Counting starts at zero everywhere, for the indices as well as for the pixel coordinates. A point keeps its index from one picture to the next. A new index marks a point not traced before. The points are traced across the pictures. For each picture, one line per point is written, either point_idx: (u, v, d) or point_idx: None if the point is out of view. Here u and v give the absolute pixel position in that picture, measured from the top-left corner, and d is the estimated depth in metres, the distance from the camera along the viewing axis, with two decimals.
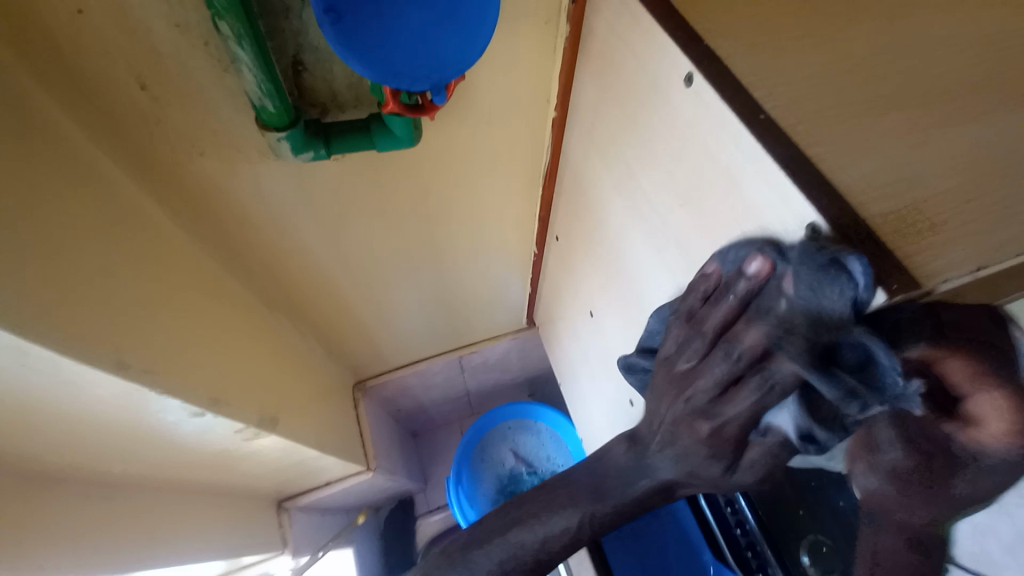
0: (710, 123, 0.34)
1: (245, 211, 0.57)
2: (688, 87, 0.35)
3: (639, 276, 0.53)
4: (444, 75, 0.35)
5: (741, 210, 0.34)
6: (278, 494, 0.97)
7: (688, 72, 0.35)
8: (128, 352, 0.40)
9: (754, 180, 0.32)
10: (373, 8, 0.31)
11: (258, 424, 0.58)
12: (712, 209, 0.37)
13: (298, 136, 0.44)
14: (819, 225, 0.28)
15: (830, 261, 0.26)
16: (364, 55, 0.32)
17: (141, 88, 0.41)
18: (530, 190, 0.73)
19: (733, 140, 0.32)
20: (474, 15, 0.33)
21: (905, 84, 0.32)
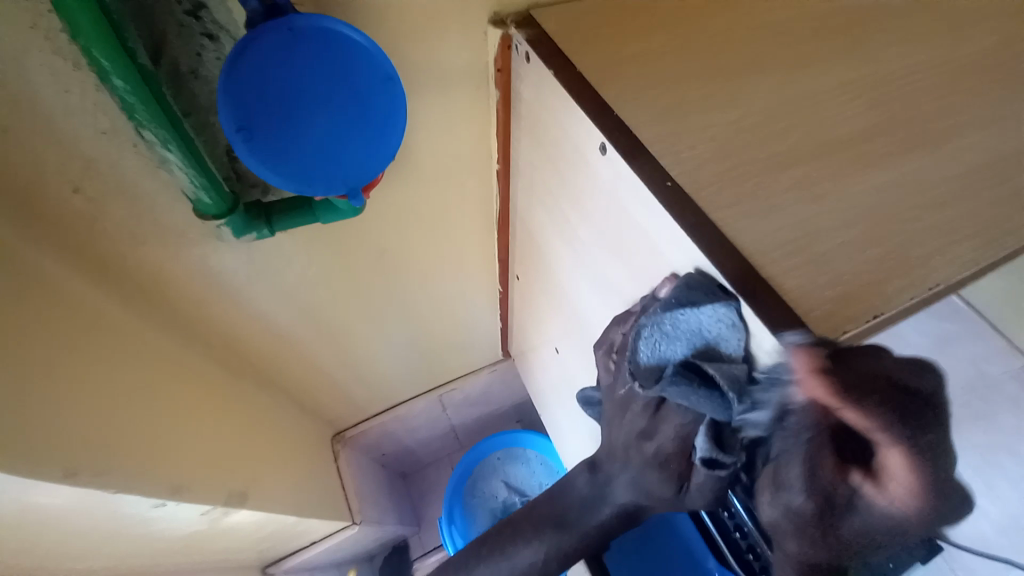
0: (626, 190, 0.36)
1: (200, 290, 0.57)
2: (603, 155, 0.37)
3: (589, 318, 0.55)
4: (358, 180, 0.37)
5: (660, 265, 0.37)
6: (261, 562, 0.94)
7: (601, 142, 0.37)
8: (80, 457, 0.39)
9: (666, 241, 0.34)
10: (284, 122, 0.32)
11: (227, 501, 0.57)
12: (639, 265, 0.40)
13: (239, 219, 0.44)
14: (705, 267, 0.32)
15: (715, 291, 0.31)
16: (279, 166, 0.33)
17: (74, 191, 0.41)
18: (487, 235, 0.75)
19: (646, 206, 0.35)
20: (384, 115, 0.35)
21: (791, 146, 0.36)
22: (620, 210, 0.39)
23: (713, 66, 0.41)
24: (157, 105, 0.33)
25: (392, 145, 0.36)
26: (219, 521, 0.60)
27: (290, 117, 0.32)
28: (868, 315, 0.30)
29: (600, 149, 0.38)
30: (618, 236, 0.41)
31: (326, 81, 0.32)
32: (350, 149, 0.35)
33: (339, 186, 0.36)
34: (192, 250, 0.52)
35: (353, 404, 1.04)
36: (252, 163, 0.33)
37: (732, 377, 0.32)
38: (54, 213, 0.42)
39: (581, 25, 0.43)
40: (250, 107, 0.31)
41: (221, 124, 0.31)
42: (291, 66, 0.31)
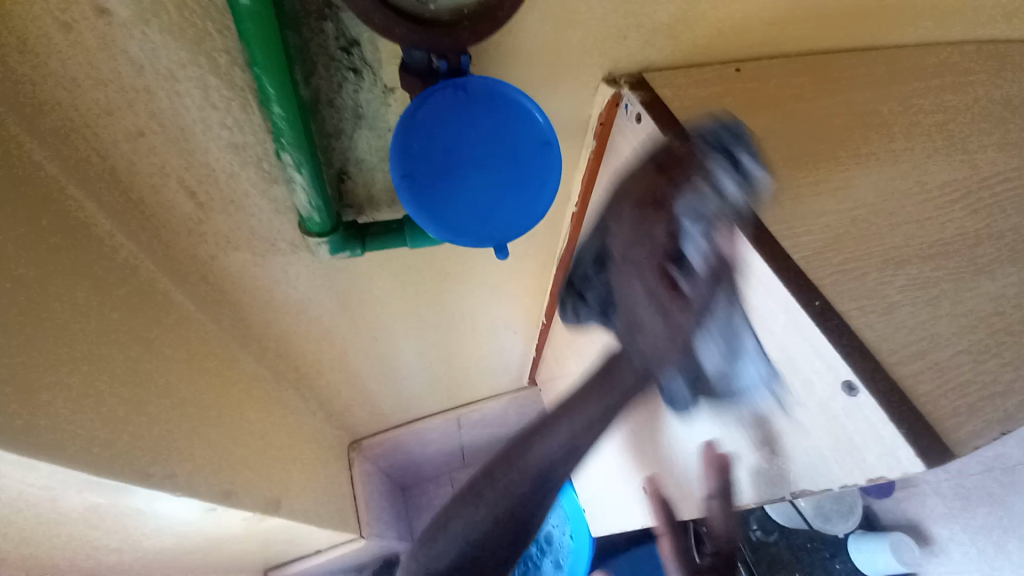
0: (747, 271, 0.37)
1: (271, 299, 0.58)
2: (718, 228, 0.38)
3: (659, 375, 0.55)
4: (509, 236, 0.38)
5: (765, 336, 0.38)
6: (262, 565, 0.93)
7: (717, 216, 0.38)
8: (158, 459, 0.39)
9: (859, 435, 0.33)
10: (446, 177, 0.35)
11: (264, 510, 0.57)
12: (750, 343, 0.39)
13: (337, 239, 0.45)
14: (854, 383, 0.32)
15: (846, 384, 0.32)
16: (434, 214, 0.36)
17: (189, 195, 0.42)
18: (543, 272, 0.77)
19: (768, 288, 0.35)
20: (539, 170, 0.36)
21: (893, 242, 0.37)
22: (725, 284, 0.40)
23: (822, 154, 0.42)
24: (302, 130, 0.35)
25: (545, 198, 0.37)
26: (251, 526, 0.60)
27: (451, 180, 0.35)
28: (889, 270, 0.35)
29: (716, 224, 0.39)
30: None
31: (491, 145, 0.35)
32: (505, 209, 0.37)
33: (492, 243, 0.38)
34: (277, 262, 0.53)
35: (375, 417, 1.04)
36: (410, 206, 0.35)
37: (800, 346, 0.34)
38: (165, 213, 0.43)
39: (691, 98, 0.45)
40: (418, 163, 0.34)
41: (388, 172, 0.34)
42: (464, 135, 0.34)
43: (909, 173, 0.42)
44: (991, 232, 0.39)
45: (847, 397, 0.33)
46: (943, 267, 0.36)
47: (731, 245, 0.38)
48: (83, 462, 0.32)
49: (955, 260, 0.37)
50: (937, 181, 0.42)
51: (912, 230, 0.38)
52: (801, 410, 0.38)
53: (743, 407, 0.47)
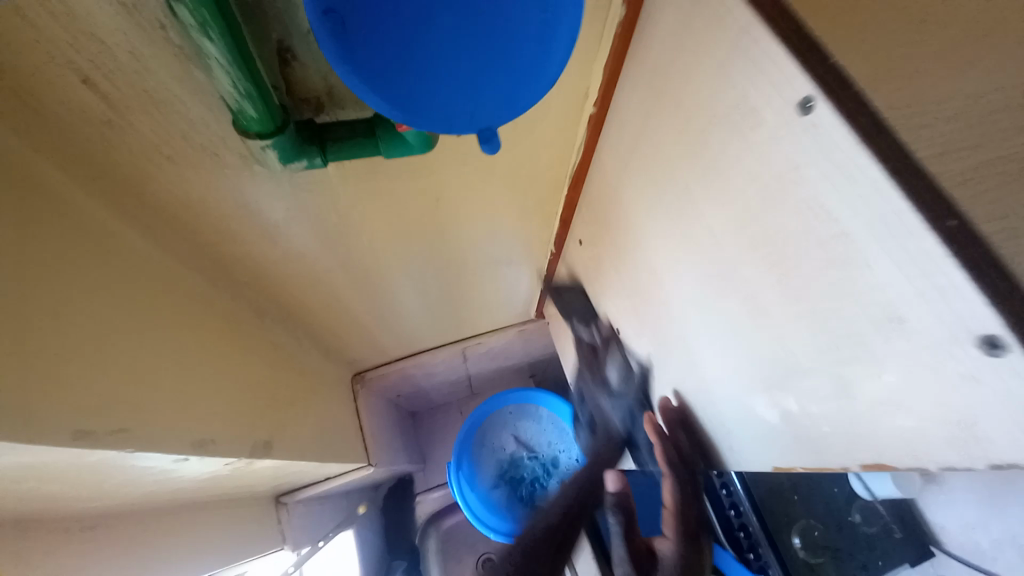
0: (840, 180, 0.25)
1: (233, 224, 0.50)
2: (804, 115, 0.26)
3: (691, 313, 0.45)
4: (497, 120, 0.31)
5: (843, 265, 0.27)
6: (276, 491, 0.95)
7: (806, 96, 0.26)
8: (88, 416, 0.33)
9: (997, 415, 0.23)
10: (392, 22, 0.26)
11: (251, 453, 0.52)
12: (830, 280, 0.28)
13: (287, 144, 0.35)
14: (1004, 342, 0.21)
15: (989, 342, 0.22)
16: (378, 78, 0.28)
17: (85, 84, 0.32)
18: (554, 191, 0.66)
19: (875, 203, 0.24)
20: (535, 33, 0.29)
21: None
22: (796, 198, 0.29)
23: None
24: None
25: (552, 69, 0.31)
26: (243, 468, 0.57)
27: (400, 33, 0.27)
28: None
29: (800, 110, 0.26)
30: (795, 242, 0.30)
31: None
32: (479, 79, 0.29)
33: (466, 126, 0.31)
34: (227, 177, 0.43)
35: (378, 350, 1.00)
36: (342, 60, 0.27)
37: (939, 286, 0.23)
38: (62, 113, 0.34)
39: None
40: (352, 0, 0.25)
41: (309, 12, 0.25)
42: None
43: None
44: None
45: (982, 362, 0.22)
46: None
47: (818, 141, 0.26)
48: None
49: None
50: None
51: None
52: (870, 357, 0.28)
53: (771, 354, 0.36)
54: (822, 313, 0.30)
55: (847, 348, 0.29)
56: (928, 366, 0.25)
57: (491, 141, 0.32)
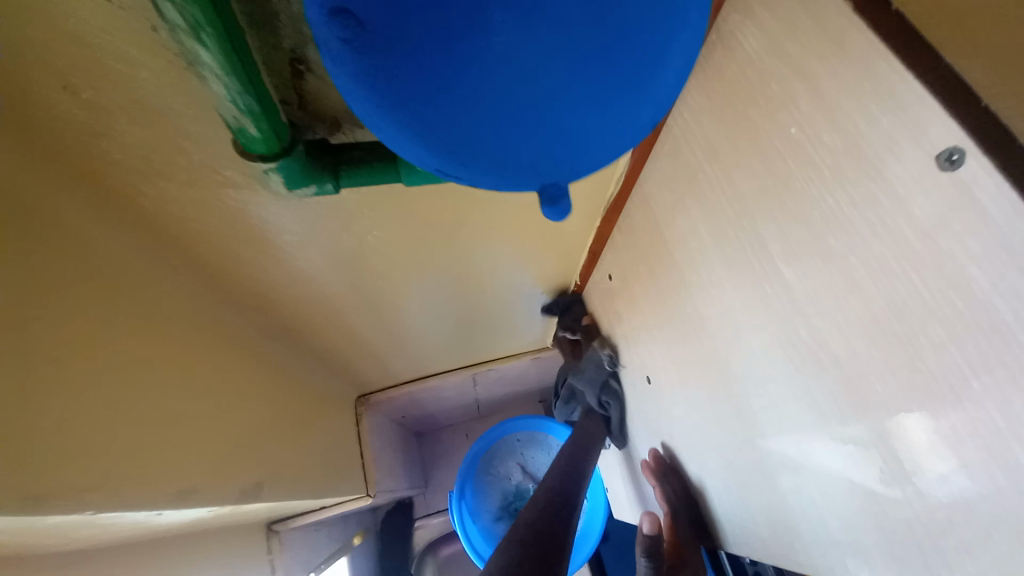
0: (1002, 263, 0.19)
1: (237, 245, 0.45)
2: (949, 170, 0.20)
3: (751, 386, 0.39)
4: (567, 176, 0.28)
5: (996, 369, 0.21)
6: (268, 519, 0.89)
7: (951, 149, 0.20)
8: (47, 473, 0.28)
9: None
10: (453, 60, 0.21)
11: (240, 499, 0.47)
12: (966, 386, 0.22)
13: (295, 167, 0.31)
14: None
15: None
16: (416, 121, 0.24)
17: (65, 88, 0.29)
18: (586, 221, 0.61)
19: None
20: (625, 78, 0.24)
21: None
22: (927, 275, 0.22)
23: None
24: None
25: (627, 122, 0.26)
26: (230, 512, 0.51)
27: (459, 77, 0.22)
28: None
29: (942, 165, 0.21)
30: (918, 329, 0.23)
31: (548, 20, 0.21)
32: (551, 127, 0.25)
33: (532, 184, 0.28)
34: (232, 196, 0.39)
35: (385, 373, 0.95)
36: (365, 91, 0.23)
37: None
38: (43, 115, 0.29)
39: None
40: (378, 24, 0.20)
41: (317, 19, 0.21)
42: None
43: None
44: None
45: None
46: None
47: (961, 201, 0.20)
48: None
49: None
50: None
51: None
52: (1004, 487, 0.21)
53: (849, 447, 0.30)
54: (951, 431, 0.23)
55: (979, 465, 0.22)
56: None
57: (559, 203, 0.29)
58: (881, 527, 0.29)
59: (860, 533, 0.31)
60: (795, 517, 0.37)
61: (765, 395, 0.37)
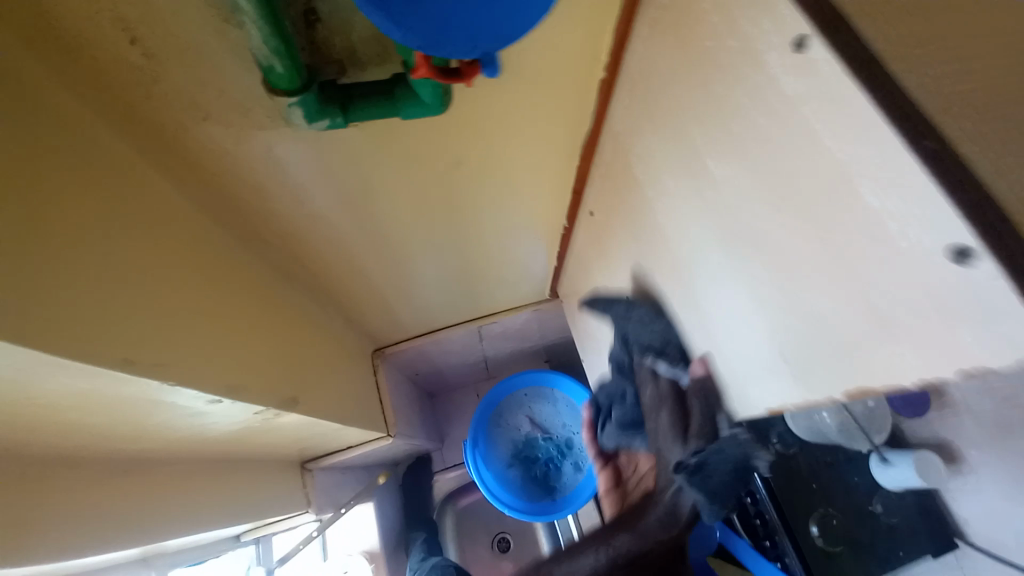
0: (828, 115, 0.26)
1: (260, 188, 0.53)
2: (797, 52, 0.27)
3: (700, 273, 0.46)
4: (496, 45, 0.32)
5: (829, 197, 0.28)
6: (300, 457, 1.00)
7: (799, 35, 0.27)
8: (137, 346, 0.36)
9: (959, 325, 0.23)
10: None
11: (277, 406, 0.56)
12: (821, 215, 0.29)
13: (313, 101, 0.39)
14: (972, 248, 0.21)
15: (956, 250, 0.22)
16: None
17: (130, 43, 0.35)
18: (567, 162, 0.67)
19: (856, 135, 0.25)
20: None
21: None
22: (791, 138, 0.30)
23: None
24: None
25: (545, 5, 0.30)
26: (269, 421, 0.60)
27: None
28: None
29: (793, 48, 0.27)
30: (789, 182, 0.31)
31: None
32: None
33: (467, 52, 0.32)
34: (255, 139, 0.47)
35: (396, 324, 1.04)
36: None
37: (902, 193, 0.23)
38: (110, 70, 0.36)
39: None
40: None
41: None
42: None
43: None
44: None
45: (947, 270, 0.23)
46: None
47: (810, 77, 0.27)
48: (26, 343, 0.28)
49: None
50: None
51: None
52: (845, 283, 0.29)
53: (763, 296, 0.37)
54: (814, 253, 0.31)
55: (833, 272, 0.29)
56: (905, 286, 0.25)
57: (492, 64, 0.36)
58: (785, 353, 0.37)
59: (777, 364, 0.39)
60: (737, 374, 0.45)
61: (709, 276, 0.45)
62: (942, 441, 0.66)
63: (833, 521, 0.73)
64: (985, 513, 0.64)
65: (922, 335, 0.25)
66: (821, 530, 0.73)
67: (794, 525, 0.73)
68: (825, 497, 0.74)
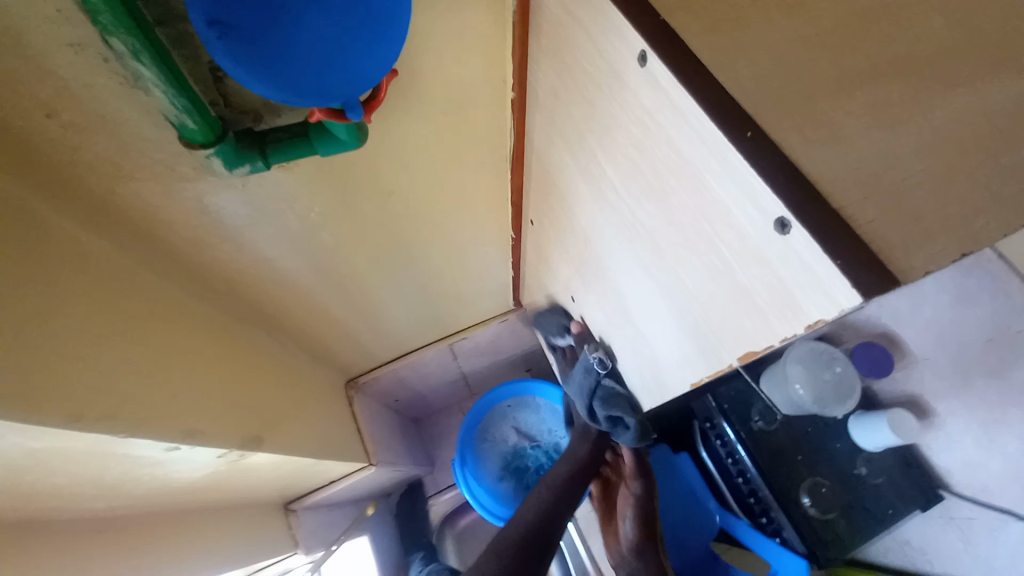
0: (673, 120, 0.31)
1: (201, 237, 0.55)
2: (644, 66, 0.31)
3: (625, 266, 0.51)
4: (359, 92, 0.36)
5: (689, 189, 0.33)
6: (283, 499, 0.99)
7: (642, 51, 0.31)
8: (84, 401, 0.37)
9: (794, 283, 0.27)
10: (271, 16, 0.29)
11: (242, 446, 0.57)
12: (687, 204, 0.34)
13: (229, 149, 0.41)
14: (787, 219, 0.25)
15: (778, 223, 0.26)
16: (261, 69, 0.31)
17: (48, 117, 0.37)
18: (500, 177, 0.71)
19: (696, 134, 0.29)
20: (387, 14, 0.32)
21: (875, 44, 0.29)
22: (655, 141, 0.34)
23: None
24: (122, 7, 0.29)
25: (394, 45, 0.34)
26: (237, 463, 0.61)
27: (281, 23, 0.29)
28: (846, 85, 0.28)
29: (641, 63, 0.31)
30: (661, 179, 0.36)
31: None
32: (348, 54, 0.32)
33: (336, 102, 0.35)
34: (186, 191, 0.49)
35: (364, 353, 1.04)
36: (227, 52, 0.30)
37: (735, 177, 0.28)
38: (34, 146, 0.38)
39: None
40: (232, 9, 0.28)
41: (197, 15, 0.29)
42: None
43: None
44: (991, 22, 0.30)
45: (778, 238, 0.27)
46: (933, 69, 0.29)
47: (656, 88, 0.31)
48: None
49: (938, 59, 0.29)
50: None
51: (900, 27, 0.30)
52: (716, 258, 0.33)
53: (669, 278, 0.42)
54: (691, 237, 0.35)
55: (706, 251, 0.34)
56: (753, 256, 0.30)
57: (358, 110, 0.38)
58: (697, 330, 0.41)
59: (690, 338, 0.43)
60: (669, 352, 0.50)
61: (630, 266, 0.50)
62: (910, 397, 0.79)
63: (822, 488, 0.80)
64: (958, 463, 0.75)
65: (773, 298, 0.30)
66: (812, 500, 0.80)
67: (785, 496, 0.81)
68: (810, 466, 0.81)
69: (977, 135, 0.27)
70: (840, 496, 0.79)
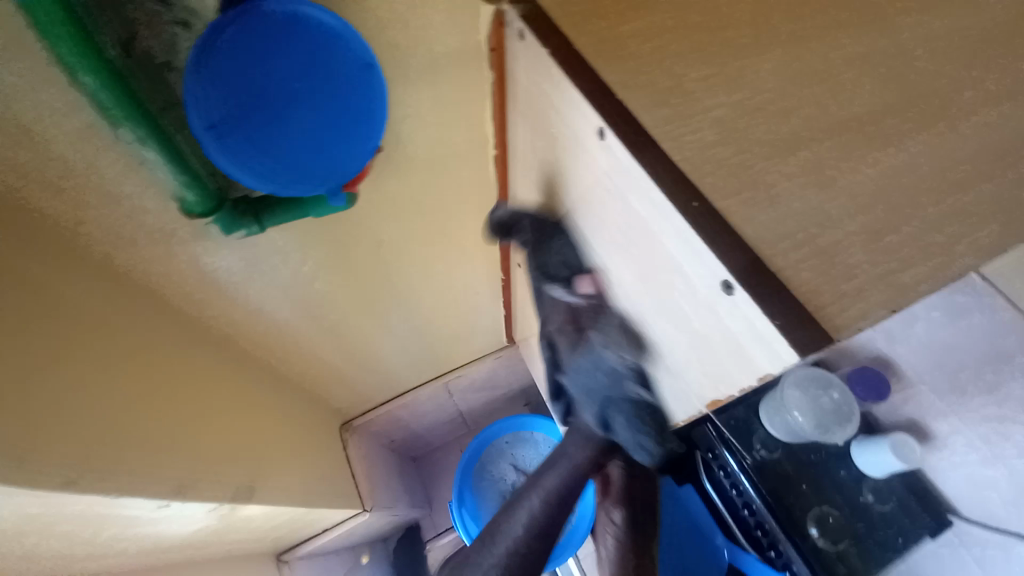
0: (630, 188, 0.34)
1: (197, 292, 0.57)
2: (602, 139, 0.34)
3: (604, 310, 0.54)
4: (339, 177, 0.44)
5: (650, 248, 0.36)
6: (275, 549, 0.97)
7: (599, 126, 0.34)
8: (82, 461, 0.38)
9: (747, 340, 0.29)
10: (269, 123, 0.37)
11: (233, 498, 0.57)
12: (650, 261, 0.36)
13: (227, 217, 0.44)
14: (731, 282, 0.28)
15: (723, 284, 0.28)
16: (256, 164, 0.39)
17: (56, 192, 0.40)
18: (486, 222, 0.74)
19: (651, 203, 0.32)
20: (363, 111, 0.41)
21: (807, 117, 0.32)
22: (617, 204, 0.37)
23: (716, 25, 0.37)
24: (127, 98, 0.34)
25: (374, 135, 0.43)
26: (228, 516, 0.60)
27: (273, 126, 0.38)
28: (784, 154, 0.31)
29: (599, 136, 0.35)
30: (628, 235, 0.39)
31: (309, 80, 0.37)
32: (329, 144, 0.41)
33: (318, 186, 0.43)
34: (184, 251, 0.51)
35: (358, 396, 1.05)
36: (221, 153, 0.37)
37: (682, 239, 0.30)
38: (44, 219, 0.41)
39: None
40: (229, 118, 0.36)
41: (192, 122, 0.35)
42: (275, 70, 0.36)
43: (829, 31, 0.36)
44: (912, 93, 0.34)
45: (725, 297, 0.29)
46: (861, 138, 0.32)
47: (614, 158, 0.34)
48: None
49: (867, 127, 0.32)
50: (855, 40, 0.36)
51: (829, 102, 0.33)
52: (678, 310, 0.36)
53: (643, 324, 0.45)
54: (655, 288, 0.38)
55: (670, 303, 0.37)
56: (708, 313, 0.32)
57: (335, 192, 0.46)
58: (672, 375, 0.43)
59: (667, 381, 0.45)
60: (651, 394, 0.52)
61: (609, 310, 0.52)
62: (909, 420, 0.79)
63: (830, 518, 0.79)
64: (966, 488, 0.74)
65: (730, 353, 0.32)
66: (821, 529, 0.78)
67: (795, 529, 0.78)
68: (816, 494, 0.80)
69: (904, 195, 0.30)
70: (851, 524, 0.79)
